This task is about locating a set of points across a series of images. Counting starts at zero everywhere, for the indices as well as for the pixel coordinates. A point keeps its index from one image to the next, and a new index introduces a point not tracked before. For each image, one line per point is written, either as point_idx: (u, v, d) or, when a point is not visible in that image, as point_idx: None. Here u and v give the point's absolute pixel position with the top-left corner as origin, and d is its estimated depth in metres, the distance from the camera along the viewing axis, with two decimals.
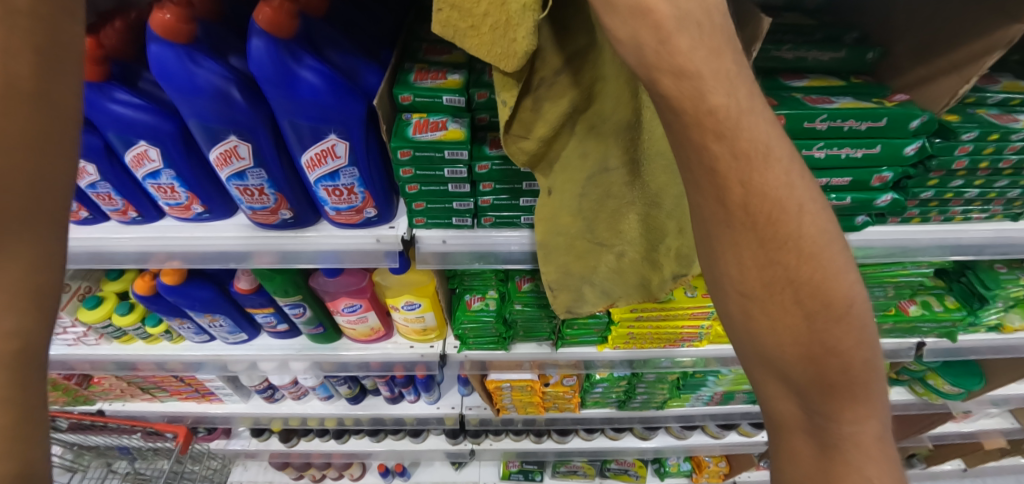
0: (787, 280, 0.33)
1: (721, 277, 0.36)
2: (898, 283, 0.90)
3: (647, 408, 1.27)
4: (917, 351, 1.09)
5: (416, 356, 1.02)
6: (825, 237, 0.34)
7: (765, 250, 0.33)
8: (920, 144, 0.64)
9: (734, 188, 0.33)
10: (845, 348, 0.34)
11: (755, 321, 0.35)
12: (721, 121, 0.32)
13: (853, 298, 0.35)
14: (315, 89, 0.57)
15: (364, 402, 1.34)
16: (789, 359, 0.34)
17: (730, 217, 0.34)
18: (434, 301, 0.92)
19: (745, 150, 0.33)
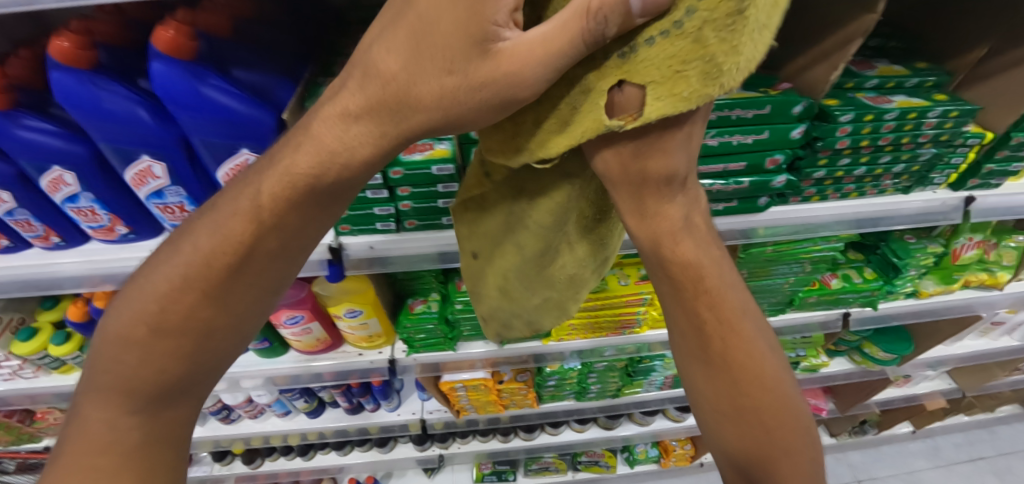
0: (743, 404, 0.41)
1: (697, 395, 0.43)
2: (814, 259, 0.96)
3: (603, 398, 1.30)
4: (845, 322, 1.16)
5: (365, 363, 1.03)
6: (776, 368, 0.42)
7: (735, 385, 0.41)
8: (803, 128, 0.69)
9: (714, 341, 0.41)
10: (800, 456, 0.42)
11: (727, 434, 0.43)
12: (713, 296, 0.40)
13: (790, 404, 0.42)
14: (221, 107, 0.58)
15: (323, 416, 1.33)
16: (749, 461, 0.43)
17: (703, 355, 0.41)
18: (375, 307, 0.93)
19: (722, 308, 0.41)
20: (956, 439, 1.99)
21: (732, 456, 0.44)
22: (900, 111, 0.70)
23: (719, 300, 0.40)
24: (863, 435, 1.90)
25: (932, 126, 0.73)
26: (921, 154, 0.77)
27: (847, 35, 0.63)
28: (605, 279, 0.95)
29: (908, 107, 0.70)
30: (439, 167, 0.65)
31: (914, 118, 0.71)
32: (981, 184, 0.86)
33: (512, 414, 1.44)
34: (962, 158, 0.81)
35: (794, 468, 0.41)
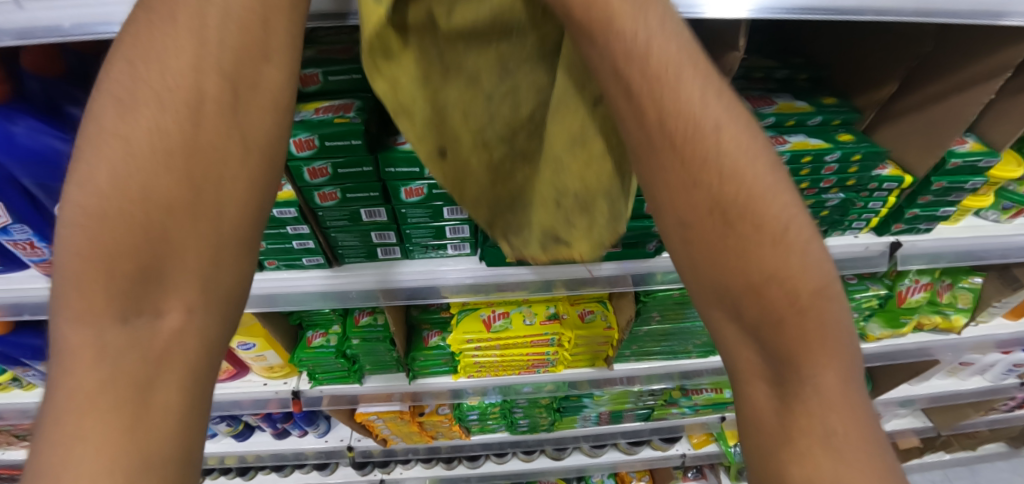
0: (724, 194, 0.34)
1: (666, 210, 0.37)
2: None
3: (537, 431, 1.25)
4: None
5: (268, 393, 1.00)
6: (750, 155, 0.34)
7: (684, 168, 0.35)
8: None
9: (647, 108, 0.34)
10: (790, 276, 0.33)
11: (716, 258, 0.35)
12: (635, 56, 0.34)
13: (792, 219, 0.34)
14: (42, 150, 0.57)
15: (251, 439, 1.31)
16: (733, 291, 0.35)
17: (647, 134, 0.35)
18: (268, 340, 0.91)
19: (654, 70, 0.34)
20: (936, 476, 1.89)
21: (726, 298, 0.36)
22: (791, 154, 0.63)
23: (612, 57, 0.35)
24: None
25: (833, 171, 0.66)
26: (827, 200, 0.70)
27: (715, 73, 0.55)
28: (509, 317, 0.90)
29: (801, 150, 0.64)
30: (280, 210, 0.62)
31: (809, 161, 0.64)
32: (907, 229, 0.78)
33: (449, 444, 1.39)
34: (881, 203, 0.73)
35: (814, 285, 0.34)
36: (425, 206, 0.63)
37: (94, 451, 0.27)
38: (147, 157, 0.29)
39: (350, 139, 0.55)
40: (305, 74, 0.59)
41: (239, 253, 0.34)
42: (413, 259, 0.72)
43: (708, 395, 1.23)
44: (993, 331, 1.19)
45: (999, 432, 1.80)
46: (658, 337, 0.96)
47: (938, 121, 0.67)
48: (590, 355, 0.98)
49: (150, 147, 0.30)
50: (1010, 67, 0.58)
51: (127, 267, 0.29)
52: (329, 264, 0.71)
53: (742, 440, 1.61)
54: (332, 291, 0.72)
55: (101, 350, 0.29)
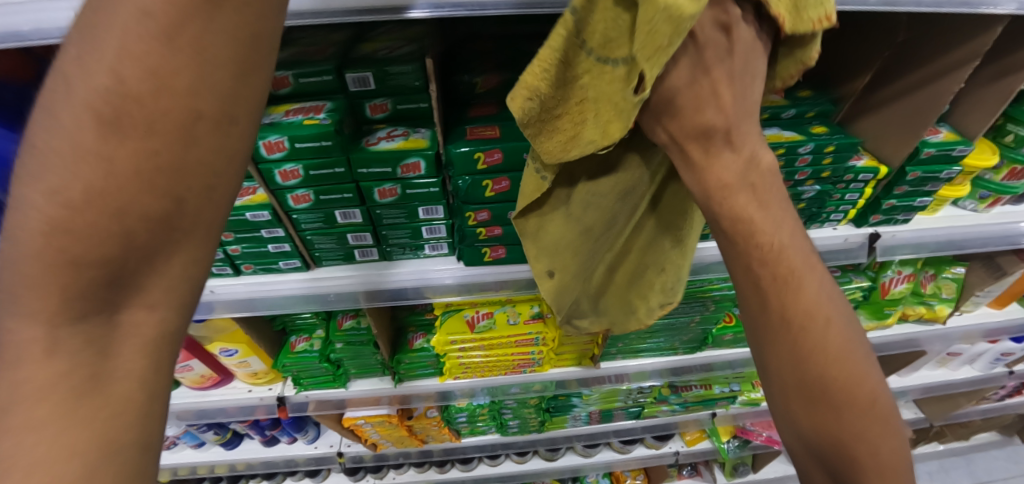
0: (828, 381, 0.39)
1: (767, 370, 0.42)
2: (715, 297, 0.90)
3: (528, 432, 1.24)
4: None
5: (253, 399, 0.99)
6: (849, 344, 0.39)
7: (796, 348, 0.39)
8: None
9: (771, 310, 0.39)
10: (869, 436, 0.39)
11: (807, 417, 0.40)
12: (767, 255, 0.38)
13: (869, 388, 0.40)
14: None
15: (240, 446, 1.29)
16: (815, 433, 0.40)
17: (771, 322, 0.39)
18: (250, 347, 0.90)
19: (783, 273, 0.38)
20: (930, 467, 1.90)
21: (807, 440, 0.41)
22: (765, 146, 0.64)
23: (746, 254, 0.38)
24: None
25: (808, 163, 0.67)
26: (804, 192, 0.70)
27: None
28: (493, 318, 0.90)
29: (776, 142, 0.64)
30: (253, 213, 0.62)
31: (783, 154, 0.65)
32: (885, 220, 0.78)
33: (441, 448, 1.38)
34: (858, 194, 0.74)
35: (883, 441, 0.40)
36: (400, 207, 0.63)
37: (47, 447, 0.24)
38: (79, 139, 0.23)
39: (321, 141, 0.55)
40: (276, 77, 0.59)
41: None
42: (391, 260, 0.72)
43: (697, 391, 1.23)
44: (979, 321, 1.20)
45: (989, 422, 1.81)
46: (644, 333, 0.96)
47: (914, 111, 0.67)
48: (576, 354, 0.97)
49: (84, 130, 0.23)
50: (978, 55, 0.59)
51: (97, 260, 0.25)
52: (306, 266, 0.70)
53: (735, 436, 1.61)
54: (306, 295, 0.71)
55: (53, 347, 0.25)
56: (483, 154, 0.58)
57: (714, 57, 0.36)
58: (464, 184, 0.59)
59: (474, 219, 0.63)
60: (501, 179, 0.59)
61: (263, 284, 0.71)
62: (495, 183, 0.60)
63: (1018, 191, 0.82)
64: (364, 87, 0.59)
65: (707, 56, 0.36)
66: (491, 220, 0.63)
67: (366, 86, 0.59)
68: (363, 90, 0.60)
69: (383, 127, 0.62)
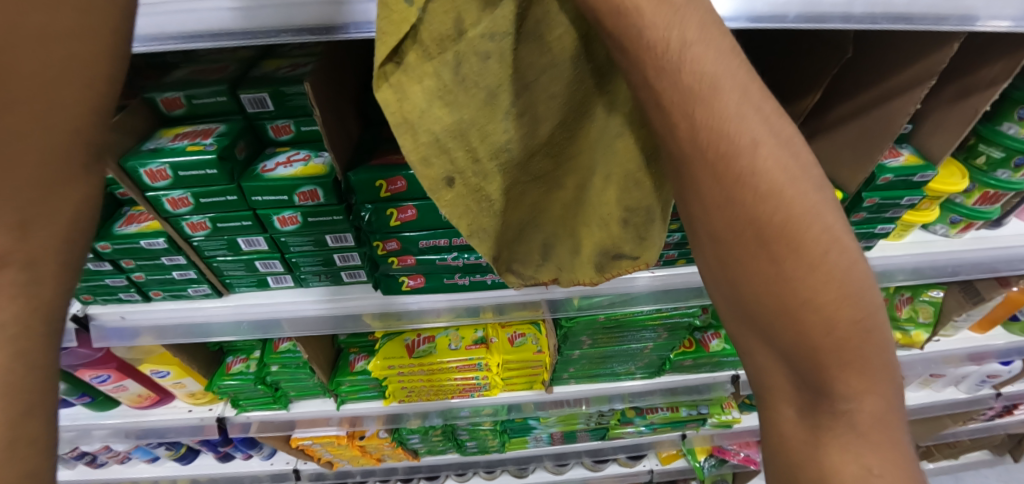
0: (780, 239, 0.31)
1: (708, 227, 0.34)
2: (667, 325, 0.84)
3: (489, 453, 1.20)
4: (735, 384, 1.05)
5: (193, 420, 0.96)
6: (812, 198, 0.31)
7: (731, 200, 0.32)
8: None
9: (705, 155, 0.31)
10: (828, 304, 0.31)
11: (752, 281, 0.33)
12: (696, 91, 0.30)
13: (840, 243, 0.31)
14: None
15: (196, 462, 1.26)
16: (769, 315, 0.33)
17: (708, 171, 0.32)
18: (181, 368, 0.86)
19: (720, 110, 0.30)
20: None
21: (762, 315, 0.33)
22: None
23: (671, 96, 0.31)
24: None
25: None
26: None
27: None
28: (434, 342, 0.85)
29: None
30: (148, 240, 0.59)
31: None
32: None
33: (406, 465, 1.35)
34: None
35: (857, 332, 0.31)
36: (306, 234, 0.59)
37: None
38: None
39: (205, 169, 0.52)
40: (168, 98, 0.57)
41: None
42: (308, 287, 0.68)
43: (664, 414, 1.18)
44: (961, 344, 1.14)
45: (980, 441, 1.75)
46: (596, 360, 0.91)
47: (869, 132, 0.62)
48: (525, 379, 0.93)
49: None
50: (933, 74, 0.53)
51: None
52: (219, 292, 0.67)
53: (711, 455, 1.56)
54: (220, 323, 0.67)
55: None
56: (385, 182, 0.54)
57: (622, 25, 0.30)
58: (367, 213, 0.55)
59: (384, 249, 0.59)
60: (407, 208, 0.55)
61: (225, 306, 0.67)
62: (401, 212, 0.55)
63: (991, 216, 0.77)
64: (262, 108, 0.56)
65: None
66: (402, 249, 0.59)
67: (264, 107, 0.56)
68: (260, 112, 0.57)
69: (285, 151, 0.59)
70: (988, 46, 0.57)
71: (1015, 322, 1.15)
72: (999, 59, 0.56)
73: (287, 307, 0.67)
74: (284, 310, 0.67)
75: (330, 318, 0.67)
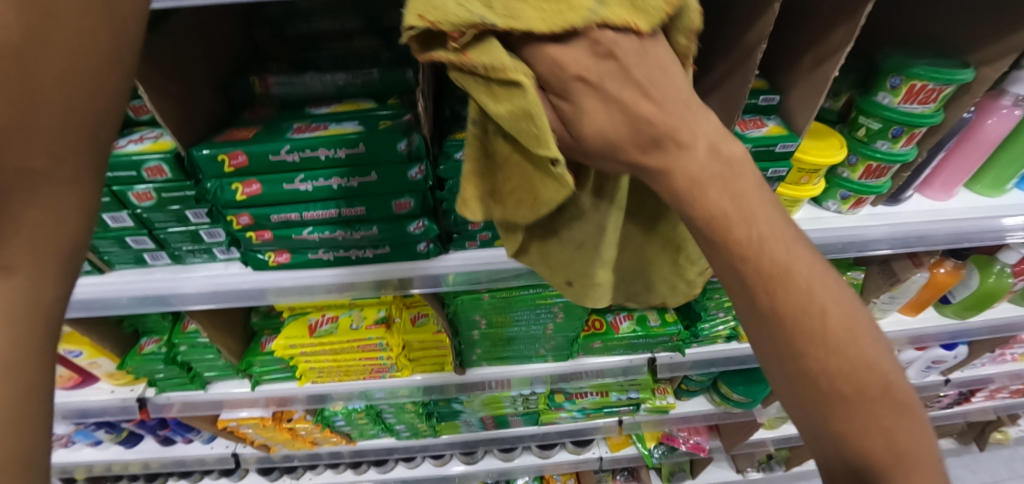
0: (807, 336, 0.32)
1: (764, 358, 0.35)
2: (562, 304, 0.85)
3: (422, 437, 1.22)
4: (653, 366, 1.05)
5: (114, 400, 0.98)
6: (850, 315, 0.32)
7: (788, 335, 0.32)
8: (422, 167, 0.58)
9: (760, 295, 0.32)
10: (898, 400, 0.32)
11: (827, 417, 0.32)
12: (745, 248, 0.32)
13: (893, 380, 0.32)
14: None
15: (139, 446, 1.29)
16: (833, 440, 0.33)
17: (737, 277, 0.32)
18: (94, 348, 0.89)
19: (773, 253, 0.32)
20: None
21: (816, 432, 0.33)
22: None
23: (726, 251, 0.32)
24: (770, 471, 1.77)
25: None
26: None
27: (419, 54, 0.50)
28: (336, 322, 0.87)
29: None
30: None
31: None
32: None
33: (331, 451, 1.32)
34: None
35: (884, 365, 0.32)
36: (165, 210, 0.62)
37: None
38: None
39: None
40: None
41: None
42: (186, 264, 0.70)
43: (593, 398, 1.20)
44: (891, 327, 1.13)
45: (940, 430, 1.75)
46: (500, 341, 0.92)
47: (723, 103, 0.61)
48: (433, 358, 0.94)
49: None
50: (762, 39, 0.52)
51: None
52: (100, 269, 0.69)
53: (661, 443, 1.56)
54: (96, 300, 0.69)
55: None
56: (226, 157, 0.55)
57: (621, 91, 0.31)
58: (212, 187, 0.57)
59: (238, 223, 0.61)
60: (251, 183, 0.57)
61: (122, 280, 0.69)
62: (245, 186, 0.57)
63: (880, 189, 0.76)
64: None
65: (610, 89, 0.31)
66: (256, 224, 0.61)
67: None
68: None
69: (143, 130, 0.61)
70: (833, 12, 0.56)
71: (946, 305, 1.14)
72: (841, 23, 0.55)
73: (178, 278, 0.69)
74: (175, 282, 0.69)
75: (210, 292, 0.69)
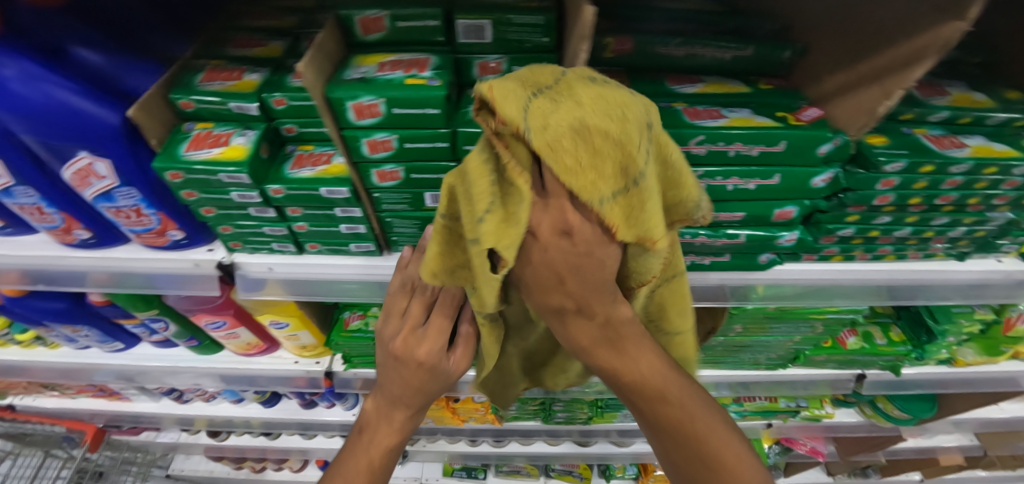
0: (386, 401, 0.58)
1: (390, 386, 0.57)
2: (826, 319, 0.79)
3: (574, 423, 1.20)
4: (857, 382, 1.02)
5: (300, 372, 0.94)
6: (383, 412, 0.59)
7: (414, 409, 0.59)
8: (831, 174, 0.52)
9: (381, 430, 0.59)
10: (395, 409, 0.58)
11: (383, 395, 0.58)
12: (426, 379, 0.56)
13: (387, 422, 0.59)
14: (80, 113, 0.47)
15: (278, 406, 1.27)
16: (398, 393, 0.57)
17: (647, 416, 0.48)
18: (301, 320, 0.82)
19: (400, 400, 0.57)
20: None
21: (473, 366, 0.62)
22: (973, 164, 0.51)
23: (386, 394, 0.58)
24: (864, 478, 1.77)
25: (1014, 186, 0.54)
26: (991, 219, 0.59)
27: (909, 51, 0.45)
28: None
29: (986, 159, 0.52)
30: (329, 190, 0.50)
31: (992, 174, 0.53)
32: None
33: (470, 427, 1.32)
34: None
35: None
36: None
37: None
38: None
39: (427, 109, 0.42)
40: (368, 18, 0.46)
41: (564, 263, 0.35)
42: None
43: (761, 403, 1.19)
44: None
45: None
46: (731, 347, 0.86)
47: None
48: None
49: None
50: None
51: None
52: (380, 250, 0.61)
53: (777, 443, 1.57)
54: (375, 284, 0.63)
55: None
56: None
57: (557, 256, 0.34)
58: None
59: None
60: None
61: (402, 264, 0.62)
62: None
63: None
64: (477, 39, 0.46)
65: (552, 253, 0.34)
66: None
67: (479, 39, 0.46)
68: (472, 44, 0.46)
69: None
70: None
71: None
72: None
73: None
74: None
75: None
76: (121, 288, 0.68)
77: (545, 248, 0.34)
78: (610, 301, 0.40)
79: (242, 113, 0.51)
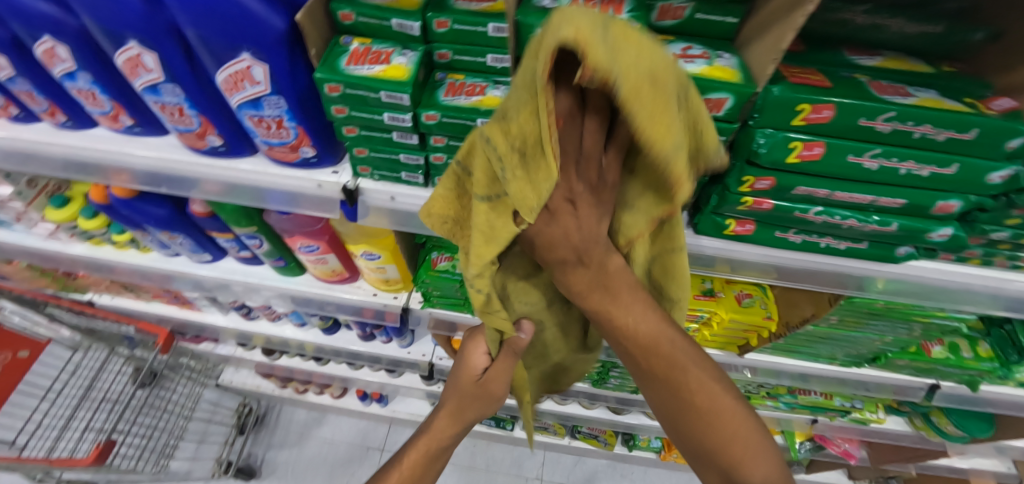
0: (444, 408, 0.73)
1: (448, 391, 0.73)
2: (927, 324, 0.77)
3: (622, 391, 1.23)
4: (927, 392, 1.00)
5: (377, 304, 0.96)
6: (441, 419, 0.73)
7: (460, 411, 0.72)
8: (1012, 172, 0.48)
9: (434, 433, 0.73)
10: (451, 415, 0.73)
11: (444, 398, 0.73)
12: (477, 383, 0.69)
13: (441, 427, 0.73)
14: (249, 13, 0.45)
15: (337, 334, 1.32)
16: (452, 400, 0.72)
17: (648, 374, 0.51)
18: (393, 254, 0.83)
19: (453, 408, 0.72)
20: None
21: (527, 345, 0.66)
22: None
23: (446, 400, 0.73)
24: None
25: None
26: None
27: None
28: None
29: None
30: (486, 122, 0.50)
31: None
32: None
33: None
34: None
35: (765, 472, 0.47)
36: None
37: None
38: None
39: None
40: None
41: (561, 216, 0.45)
42: None
43: (816, 398, 1.19)
44: None
45: None
46: (814, 338, 0.85)
47: None
48: (726, 338, 0.92)
49: None
50: None
51: None
52: None
53: (809, 440, 1.58)
54: None
55: None
56: (810, 108, 0.45)
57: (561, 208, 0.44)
58: (769, 143, 0.48)
59: (749, 187, 0.52)
60: (816, 145, 0.47)
61: None
62: (807, 148, 0.48)
63: None
64: None
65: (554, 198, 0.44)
66: (766, 191, 0.52)
67: None
68: None
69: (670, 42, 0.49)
70: None
71: None
72: None
73: None
74: None
75: None
76: (236, 200, 0.69)
77: (553, 209, 0.44)
78: (604, 250, 0.48)
79: (400, 32, 0.50)
